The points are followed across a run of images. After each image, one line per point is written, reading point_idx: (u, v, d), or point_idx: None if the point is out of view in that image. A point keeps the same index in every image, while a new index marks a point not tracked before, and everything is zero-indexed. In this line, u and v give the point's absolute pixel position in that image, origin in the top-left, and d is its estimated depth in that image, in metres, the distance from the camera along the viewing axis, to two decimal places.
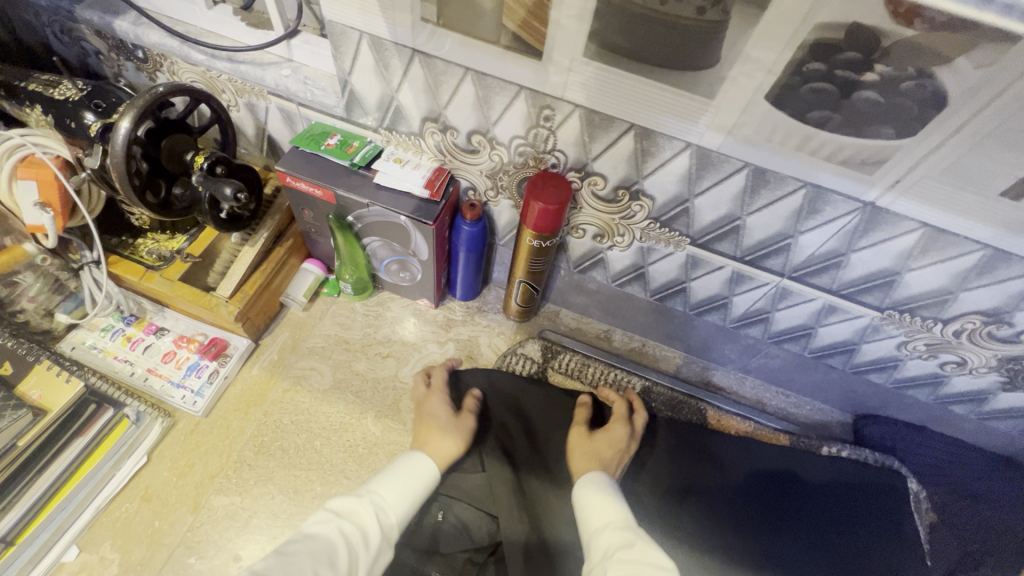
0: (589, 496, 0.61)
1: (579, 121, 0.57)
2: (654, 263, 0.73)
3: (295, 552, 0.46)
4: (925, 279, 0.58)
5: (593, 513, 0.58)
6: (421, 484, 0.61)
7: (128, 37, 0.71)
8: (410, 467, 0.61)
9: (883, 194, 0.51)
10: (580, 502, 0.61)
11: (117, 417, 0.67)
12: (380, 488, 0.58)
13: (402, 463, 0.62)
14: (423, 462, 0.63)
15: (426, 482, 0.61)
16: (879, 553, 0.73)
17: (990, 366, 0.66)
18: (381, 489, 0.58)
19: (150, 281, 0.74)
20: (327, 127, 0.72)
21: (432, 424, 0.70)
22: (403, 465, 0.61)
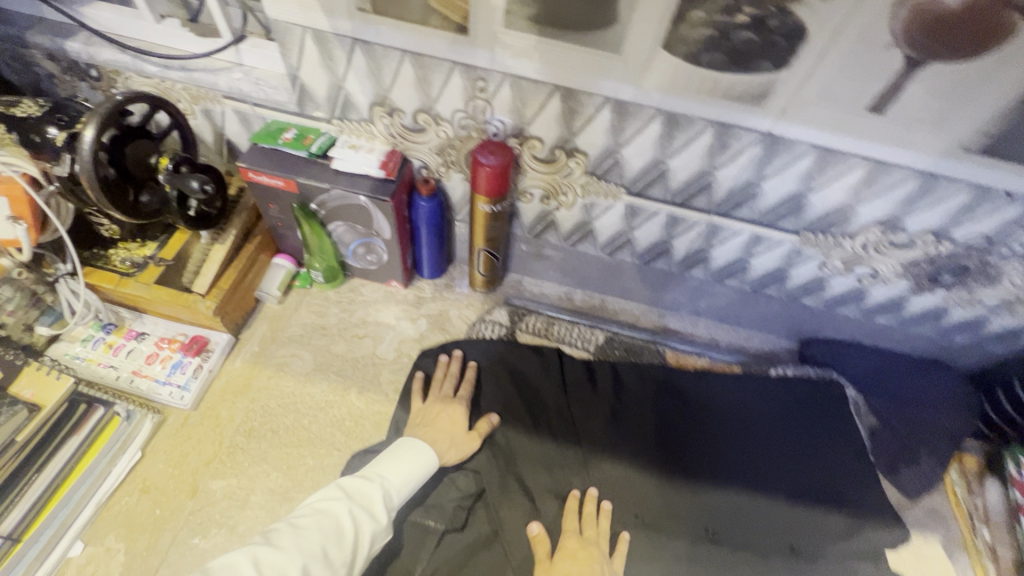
0: None
1: (510, 89, 0.64)
2: (599, 217, 0.80)
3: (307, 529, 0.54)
4: (827, 198, 0.67)
5: None
6: (419, 461, 0.66)
7: (81, 58, 0.75)
8: (414, 454, 0.66)
9: (776, 122, 0.59)
10: None
11: (107, 415, 0.70)
12: (386, 471, 0.64)
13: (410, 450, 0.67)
14: (426, 450, 0.67)
15: (426, 468, 0.66)
16: (831, 455, 0.82)
17: (898, 273, 0.76)
18: (386, 469, 0.64)
19: (126, 287, 0.78)
20: (283, 123, 0.77)
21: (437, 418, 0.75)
22: (401, 450, 0.67)
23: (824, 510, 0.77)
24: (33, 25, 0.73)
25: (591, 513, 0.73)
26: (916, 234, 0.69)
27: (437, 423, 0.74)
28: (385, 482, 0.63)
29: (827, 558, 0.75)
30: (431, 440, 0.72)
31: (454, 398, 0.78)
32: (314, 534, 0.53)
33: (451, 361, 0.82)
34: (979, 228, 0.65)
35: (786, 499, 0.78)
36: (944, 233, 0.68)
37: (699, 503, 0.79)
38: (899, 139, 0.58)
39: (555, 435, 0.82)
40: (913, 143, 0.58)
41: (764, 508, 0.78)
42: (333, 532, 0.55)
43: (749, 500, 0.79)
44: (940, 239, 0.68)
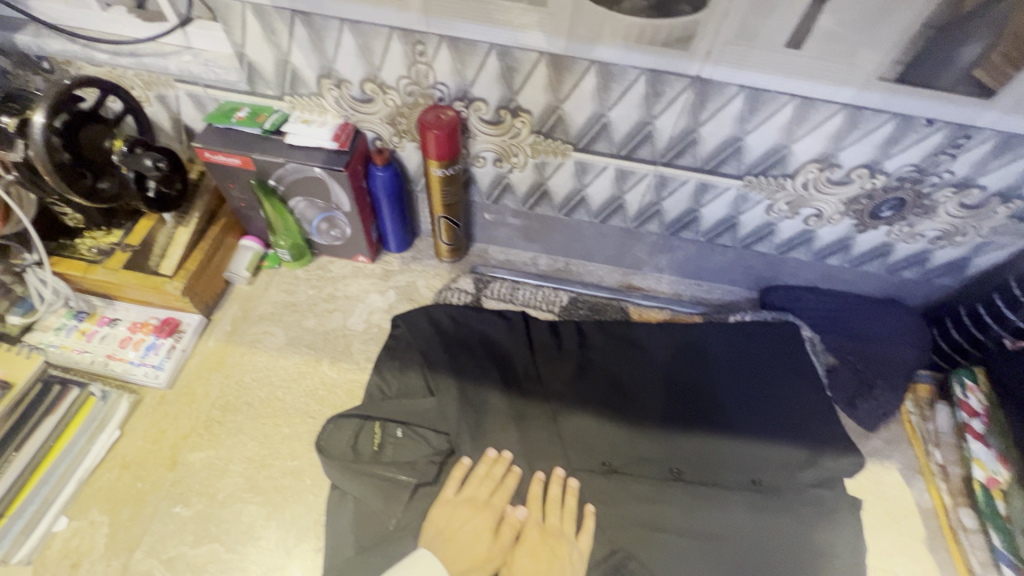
0: None
1: (448, 51, 0.66)
2: (552, 177, 0.82)
3: None
4: (762, 139, 0.69)
5: None
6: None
7: (33, 50, 0.76)
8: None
9: (703, 65, 0.62)
10: None
11: (82, 395, 0.72)
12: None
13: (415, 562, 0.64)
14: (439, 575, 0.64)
15: None
16: (790, 392, 0.85)
17: (840, 212, 0.78)
18: None
19: (93, 274, 0.80)
20: (236, 103, 0.78)
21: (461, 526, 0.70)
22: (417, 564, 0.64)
23: (780, 442, 0.81)
24: None
25: (557, 496, 0.76)
26: (851, 170, 0.71)
27: (461, 532, 0.70)
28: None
29: (786, 488, 0.78)
30: (451, 554, 0.67)
31: (486, 502, 0.73)
32: None
33: (496, 462, 0.77)
34: (908, 158, 0.68)
35: (747, 436, 0.82)
36: (877, 166, 0.70)
37: (664, 446, 0.82)
38: (820, 74, 0.60)
39: (524, 392, 0.84)
40: (833, 77, 0.60)
41: (726, 446, 0.81)
42: None
43: (712, 439, 0.82)
44: (875, 173, 0.71)
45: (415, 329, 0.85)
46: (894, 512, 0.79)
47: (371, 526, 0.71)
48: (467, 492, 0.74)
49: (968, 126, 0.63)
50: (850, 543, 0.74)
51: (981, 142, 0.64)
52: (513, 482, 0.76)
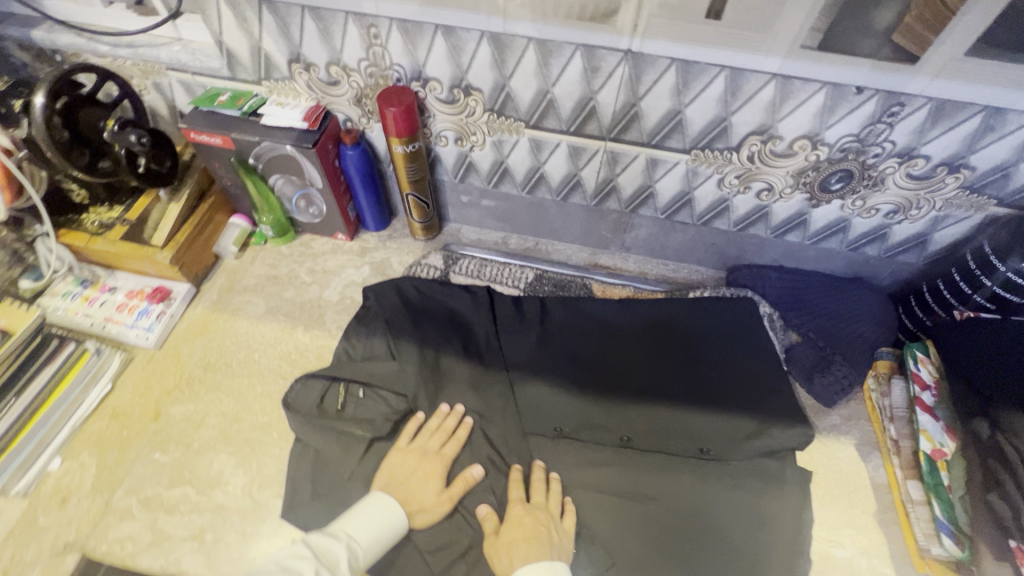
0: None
1: (399, 33, 0.71)
2: (510, 154, 0.86)
3: None
4: (701, 111, 0.71)
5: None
6: (387, 517, 0.70)
7: (46, 44, 0.86)
8: (383, 514, 0.70)
9: (633, 39, 0.65)
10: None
11: (78, 350, 0.80)
12: (352, 528, 0.68)
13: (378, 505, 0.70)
14: (396, 513, 0.70)
15: (393, 534, 0.70)
16: (745, 366, 0.86)
17: (791, 186, 0.80)
18: (353, 528, 0.68)
19: (95, 245, 0.88)
20: (219, 88, 0.86)
21: (414, 474, 0.75)
22: (371, 504, 0.70)
23: (729, 413, 0.82)
24: (4, 19, 0.85)
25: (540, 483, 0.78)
26: (793, 142, 0.73)
27: (412, 478, 0.75)
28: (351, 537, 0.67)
29: (733, 457, 0.79)
30: (404, 496, 0.73)
31: (437, 455, 0.77)
32: None
33: (447, 416, 0.81)
34: (846, 128, 0.69)
35: (699, 407, 0.83)
36: (818, 137, 0.71)
37: (615, 415, 0.84)
38: (744, 44, 0.62)
39: (484, 360, 0.88)
40: (757, 47, 0.62)
41: (676, 416, 0.83)
42: None
43: (662, 409, 0.84)
44: (816, 144, 0.72)
45: (382, 296, 0.90)
46: (846, 486, 0.79)
47: (328, 476, 0.76)
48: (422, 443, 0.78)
49: (899, 94, 0.64)
50: (794, 512, 0.75)
51: (915, 109, 0.65)
52: (465, 433, 0.79)
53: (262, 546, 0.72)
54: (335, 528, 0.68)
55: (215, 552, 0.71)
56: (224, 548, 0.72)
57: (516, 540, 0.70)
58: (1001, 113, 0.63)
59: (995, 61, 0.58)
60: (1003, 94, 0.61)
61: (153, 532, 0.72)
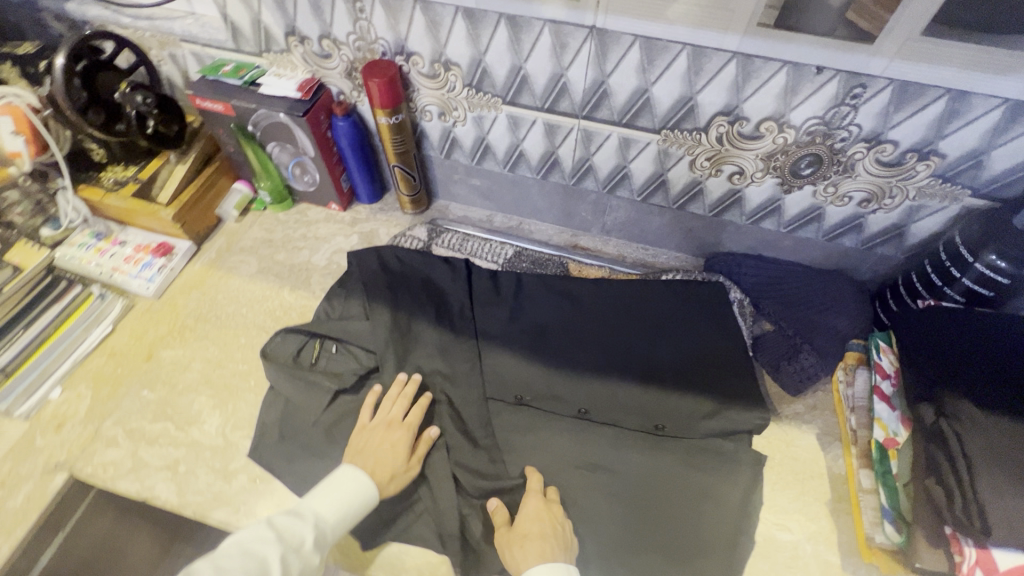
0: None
1: (382, 8, 0.75)
2: (490, 131, 0.89)
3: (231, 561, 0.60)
4: (667, 90, 0.73)
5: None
6: (354, 488, 0.71)
7: (78, 16, 0.94)
8: (350, 484, 0.71)
9: (597, 15, 0.67)
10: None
11: (83, 293, 0.89)
12: (320, 506, 0.69)
13: (347, 480, 0.71)
14: (362, 480, 0.72)
15: (361, 502, 0.71)
16: (710, 349, 0.86)
17: (761, 169, 0.80)
18: (320, 504, 0.69)
19: (109, 200, 0.96)
20: (225, 59, 0.92)
21: (384, 450, 0.75)
22: (338, 480, 0.71)
23: (687, 392, 0.83)
24: None
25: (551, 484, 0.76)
26: (760, 123, 0.73)
27: (380, 451, 0.75)
28: (319, 518, 0.68)
29: (687, 435, 0.80)
30: (374, 467, 0.74)
31: (401, 424, 0.78)
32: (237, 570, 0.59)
33: (406, 384, 0.82)
34: (810, 109, 0.69)
35: (660, 385, 0.84)
36: (783, 119, 0.72)
37: (576, 388, 0.85)
38: (702, 21, 0.64)
39: (455, 328, 0.91)
40: (715, 24, 0.64)
41: (635, 393, 0.84)
42: (256, 568, 0.60)
43: (622, 386, 0.85)
44: (783, 126, 0.73)
45: (365, 260, 0.94)
46: (801, 473, 0.78)
47: (295, 422, 0.80)
48: (383, 415, 0.79)
49: (860, 74, 0.64)
50: (743, 492, 0.75)
51: (878, 91, 0.65)
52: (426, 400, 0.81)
53: (229, 481, 0.77)
54: (302, 505, 0.69)
55: (185, 482, 0.77)
56: (194, 479, 0.77)
57: (531, 535, 0.69)
58: (966, 96, 0.63)
59: (952, 40, 0.58)
60: (964, 75, 0.60)
61: (133, 460, 0.79)
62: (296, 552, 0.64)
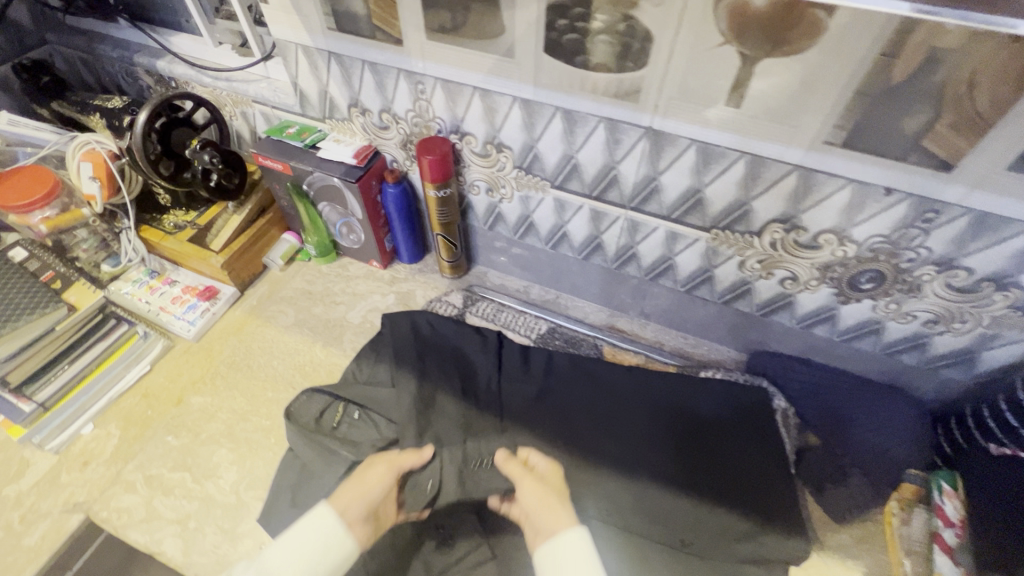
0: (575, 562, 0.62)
1: (442, 91, 0.78)
2: (535, 210, 0.89)
3: None
4: (721, 193, 0.71)
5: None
6: (319, 526, 0.64)
7: (165, 72, 1.02)
8: (316, 522, 0.64)
9: (654, 117, 0.67)
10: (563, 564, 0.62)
11: (128, 332, 0.91)
12: (289, 548, 0.61)
13: (313, 522, 0.64)
14: (327, 511, 0.66)
15: (328, 523, 0.64)
16: (748, 460, 0.80)
17: (817, 278, 0.76)
18: (290, 558, 0.60)
19: (166, 242, 1.00)
20: (290, 121, 0.97)
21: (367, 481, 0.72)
22: (302, 525, 0.64)
23: (719, 506, 0.77)
24: (140, 50, 1.02)
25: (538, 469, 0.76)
26: (818, 234, 0.70)
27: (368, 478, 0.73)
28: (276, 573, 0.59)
29: (715, 557, 0.74)
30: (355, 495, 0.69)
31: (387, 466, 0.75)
32: None
33: (405, 458, 0.77)
34: (874, 228, 0.66)
35: (690, 496, 0.78)
36: (844, 233, 0.68)
37: (598, 483, 0.81)
38: (766, 132, 0.62)
39: (479, 406, 0.88)
40: (778, 138, 0.62)
41: (663, 499, 0.78)
42: None
43: (649, 489, 0.79)
44: (843, 240, 0.69)
45: (388, 321, 0.95)
46: None
47: (312, 489, 0.79)
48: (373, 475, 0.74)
49: (934, 201, 0.60)
50: None
51: (952, 218, 0.61)
52: (411, 460, 0.77)
53: (234, 544, 0.76)
54: (282, 536, 0.63)
55: (192, 540, 0.76)
56: (201, 538, 0.76)
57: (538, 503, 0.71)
58: None
59: None
60: None
61: (146, 509, 0.79)
62: None
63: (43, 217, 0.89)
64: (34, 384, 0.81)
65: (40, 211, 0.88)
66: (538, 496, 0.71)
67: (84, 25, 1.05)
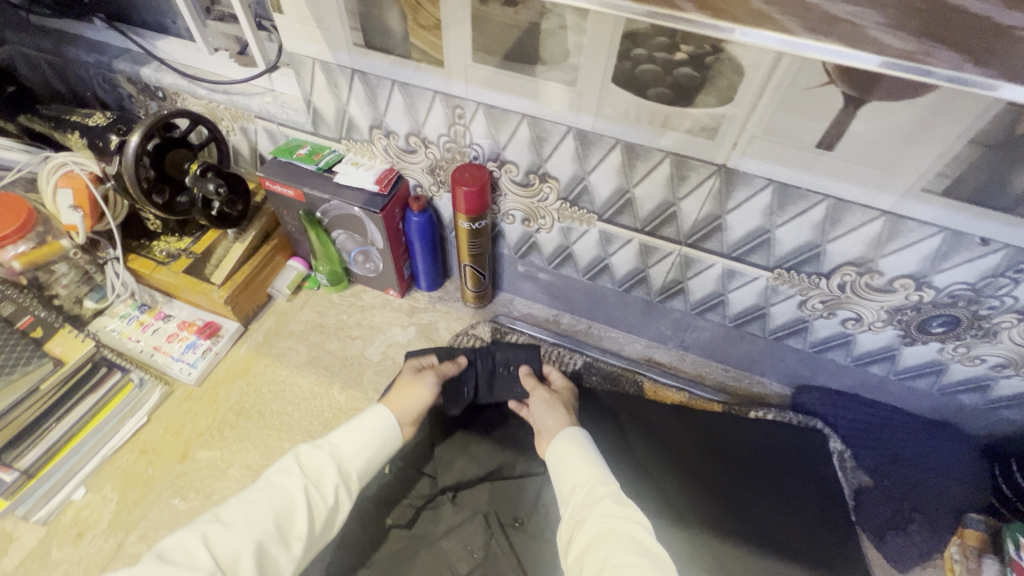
0: (568, 452, 0.67)
1: (484, 117, 0.70)
2: (576, 242, 0.83)
3: (259, 498, 0.55)
4: (792, 235, 0.66)
5: (576, 466, 0.65)
6: (380, 429, 0.66)
7: (151, 81, 0.89)
8: (374, 425, 0.65)
9: (730, 155, 0.61)
10: (560, 458, 0.67)
11: (123, 380, 0.81)
12: (348, 441, 0.63)
13: (366, 418, 0.66)
14: (381, 414, 0.67)
15: (381, 429, 0.66)
16: (803, 508, 0.77)
17: (883, 319, 0.72)
18: (346, 440, 0.63)
19: (159, 274, 0.89)
20: (301, 140, 0.87)
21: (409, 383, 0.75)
22: (358, 420, 0.66)
23: (781, 558, 0.73)
24: (120, 55, 0.89)
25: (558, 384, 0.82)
26: (894, 279, 0.66)
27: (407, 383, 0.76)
28: (343, 455, 0.62)
29: None
30: (399, 396, 0.73)
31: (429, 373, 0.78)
32: (266, 510, 0.54)
33: (443, 368, 0.80)
34: (959, 276, 0.62)
35: (751, 547, 0.74)
36: (924, 279, 0.64)
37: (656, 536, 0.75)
38: (856, 178, 0.57)
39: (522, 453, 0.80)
40: (869, 184, 0.57)
41: (724, 550, 0.73)
42: (285, 506, 0.55)
43: (709, 538, 0.74)
44: (921, 286, 0.65)
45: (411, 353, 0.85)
46: None
47: (343, 560, 0.71)
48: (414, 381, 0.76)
49: None
50: None
51: None
52: (450, 369, 0.80)
53: None
54: (335, 433, 0.64)
55: None
56: None
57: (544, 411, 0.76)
58: None
59: None
60: None
61: None
62: (320, 493, 0.58)
63: (17, 252, 0.77)
64: (14, 451, 0.70)
65: (13, 246, 0.76)
66: (546, 403, 0.76)
67: (51, 24, 0.91)
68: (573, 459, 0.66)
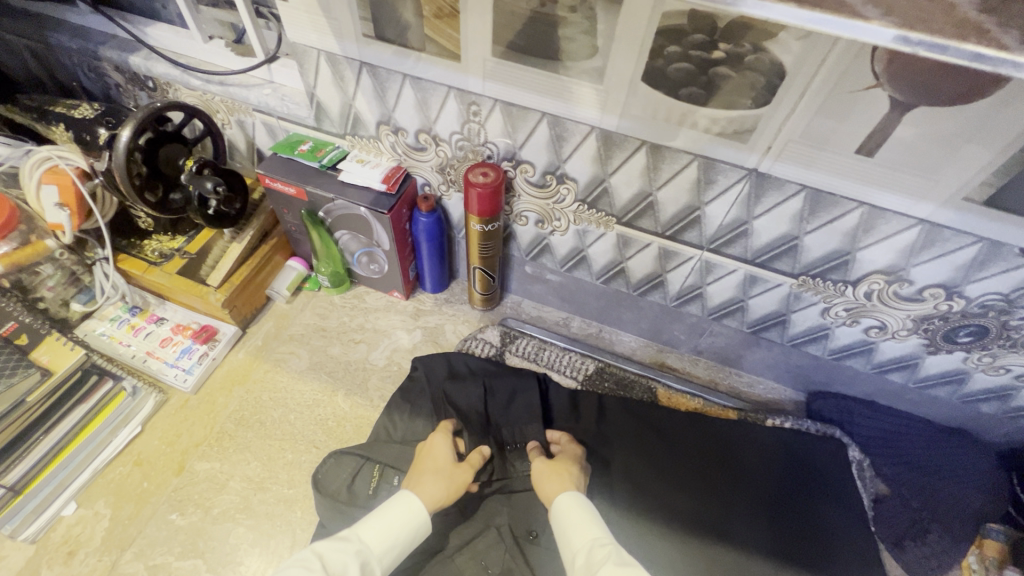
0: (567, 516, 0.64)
1: (501, 114, 0.66)
2: (592, 245, 0.80)
3: None
4: (822, 242, 0.64)
5: (581, 533, 0.61)
6: (410, 521, 0.62)
7: (140, 70, 0.83)
8: (406, 514, 0.61)
9: (762, 159, 0.58)
10: (562, 523, 0.64)
11: (114, 389, 0.76)
12: (372, 534, 0.59)
13: (394, 506, 0.62)
14: (416, 505, 0.63)
15: (411, 523, 0.61)
16: (821, 520, 0.75)
17: (908, 328, 0.70)
18: (371, 532, 0.60)
19: (151, 275, 0.84)
20: (302, 135, 0.83)
21: (430, 466, 0.68)
22: (386, 507, 0.62)
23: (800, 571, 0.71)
24: (106, 41, 0.84)
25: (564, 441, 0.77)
26: (924, 288, 0.64)
27: (428, 462, 0.69)
28: (366, 549, 0.58)
29: None
30: (424, 480, 0.66)
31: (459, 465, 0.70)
32: None
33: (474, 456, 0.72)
34: (992, 286, 0.60)
35: (768, 560, 0.72)
36: (955, 289, 0.62)
37: (675, 551, 0.73)
38: (894, 185, 0.55)
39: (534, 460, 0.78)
40: (909, 191, 0.55)
41: (741, 564, 0.72)
42: None
43: (726, 551, 0.73)
44: (952, 295, 0.63)
45: (417, 358, 0.86)
46: None
47: None
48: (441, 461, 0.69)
49: None
50: None
51: None
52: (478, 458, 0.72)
53: None
54: (358, 525, 0.60)
55: None
56: None
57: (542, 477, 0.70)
58: None
59: None
60: None
61: None
62: None
63: None
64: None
65: None
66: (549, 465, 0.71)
67: (31, 7, 0.86)
68: (572, 526, 0.63)
